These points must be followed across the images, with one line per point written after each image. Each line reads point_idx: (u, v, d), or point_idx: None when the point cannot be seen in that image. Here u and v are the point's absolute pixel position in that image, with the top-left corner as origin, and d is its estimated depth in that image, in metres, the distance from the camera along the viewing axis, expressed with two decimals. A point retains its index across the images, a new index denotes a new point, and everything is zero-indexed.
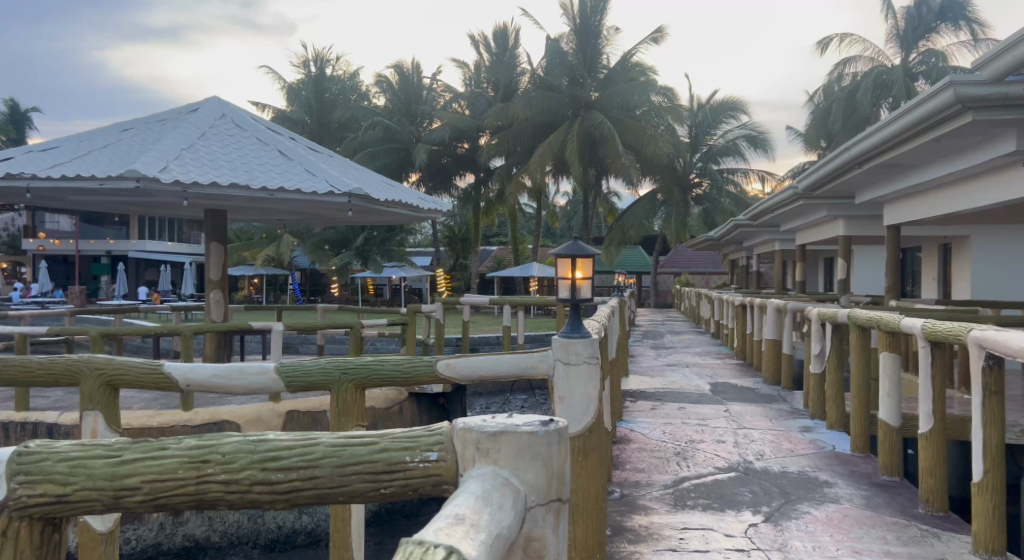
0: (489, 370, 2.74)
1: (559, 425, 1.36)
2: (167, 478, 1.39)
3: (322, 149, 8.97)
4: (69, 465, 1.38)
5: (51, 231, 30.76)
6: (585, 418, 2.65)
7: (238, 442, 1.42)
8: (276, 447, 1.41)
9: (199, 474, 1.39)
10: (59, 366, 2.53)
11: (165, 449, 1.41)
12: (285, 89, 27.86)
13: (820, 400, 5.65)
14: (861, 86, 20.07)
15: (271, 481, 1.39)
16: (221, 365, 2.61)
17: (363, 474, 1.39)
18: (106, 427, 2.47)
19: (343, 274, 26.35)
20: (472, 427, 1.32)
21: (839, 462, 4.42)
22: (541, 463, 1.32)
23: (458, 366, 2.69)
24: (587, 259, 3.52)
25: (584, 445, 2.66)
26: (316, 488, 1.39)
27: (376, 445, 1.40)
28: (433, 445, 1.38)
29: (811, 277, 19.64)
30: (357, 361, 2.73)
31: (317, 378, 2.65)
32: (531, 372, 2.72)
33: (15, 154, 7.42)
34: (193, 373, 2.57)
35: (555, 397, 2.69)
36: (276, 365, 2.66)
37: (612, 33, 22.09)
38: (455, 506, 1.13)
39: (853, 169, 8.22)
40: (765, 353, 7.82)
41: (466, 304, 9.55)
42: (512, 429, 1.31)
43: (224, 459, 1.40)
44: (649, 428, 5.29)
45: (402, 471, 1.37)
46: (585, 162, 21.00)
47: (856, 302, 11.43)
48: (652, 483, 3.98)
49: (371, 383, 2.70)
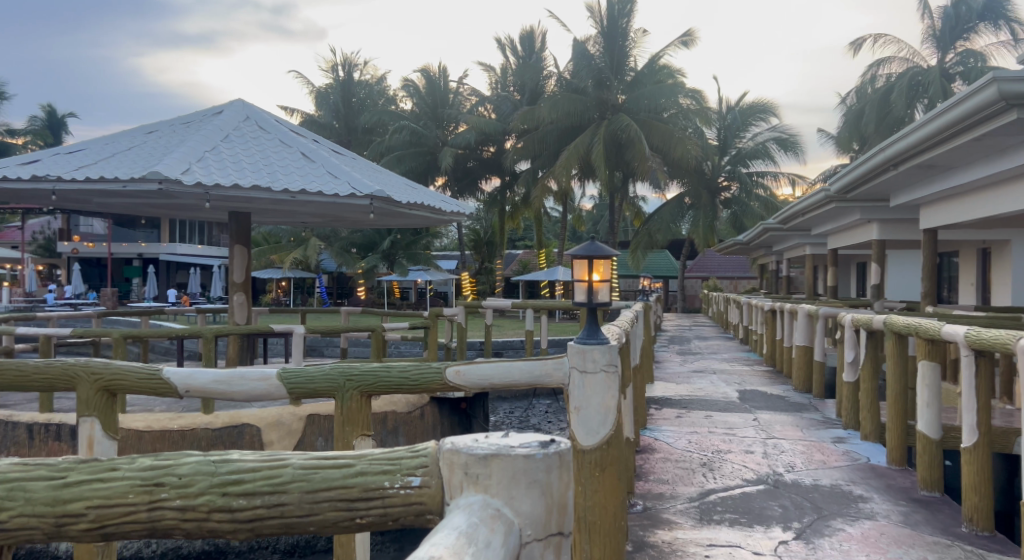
0: (501, 377, 2.57)
1: (558, 448, 1.27)
2: (115, 503, 1.33)
3: (345, 151, 8.95)
4: (7, 488, 1.34)
5: (85, 234, 31.25)
6: (602, 429, 2.53)
7: (196, 463, 1.36)
8: (239, 470, 1.33)
9: (150, 499, 1.33)
10: (55, 370, 2.46)
11: (116, 471, 1.36)
12: (314, 93, 28.06)
13: (854, 409, 5.45)
14: (897, 87, 19.65)
15: (232, 508, 1.32)
16: (222, 370, 2.49)
17: (337, 501, 1.30)
18: (103, 433, 2.36)
19: (369, 277, 26.38)
20: (460, 449, 1.22)
21: (874, 475, 4.22)
22: (538, 492, 1.23)
23: (467, 373, 2.56)
24: (606, 260, 3.38)
25: (603, 458, 2.54)
26: (283, 517, 1.31)
27: (351, 468, 1.32)
28: (417, 470, 1.29)
29: (844, 282, 19.27)
30: (362, 368, 2.64)
31: (321, 385, 2.57)
32: (545, 381, 2.57)
33: (41, 155, 7.48)
34: (192, 378, 2.47)
35: (571, 407, 2.56)
36: (278, 371, 2.55)
37: (640, 35, 21.94)
38: (433, 545, 1.01)
39: (889, 169, 7.92)
40: (795, 359, 7.63)
41: (489, 308, 9.39)
42: (506, 452, 1.21)
43: (180, 482, 1.33)
44: (674, 437, 5.13)
45: (381, 499, 1.29)
46: (611, 165, 20.80)
47: (891, 307, 11.08)
48: (677, 495, 3.82)
49: (377, 390, 2.61)
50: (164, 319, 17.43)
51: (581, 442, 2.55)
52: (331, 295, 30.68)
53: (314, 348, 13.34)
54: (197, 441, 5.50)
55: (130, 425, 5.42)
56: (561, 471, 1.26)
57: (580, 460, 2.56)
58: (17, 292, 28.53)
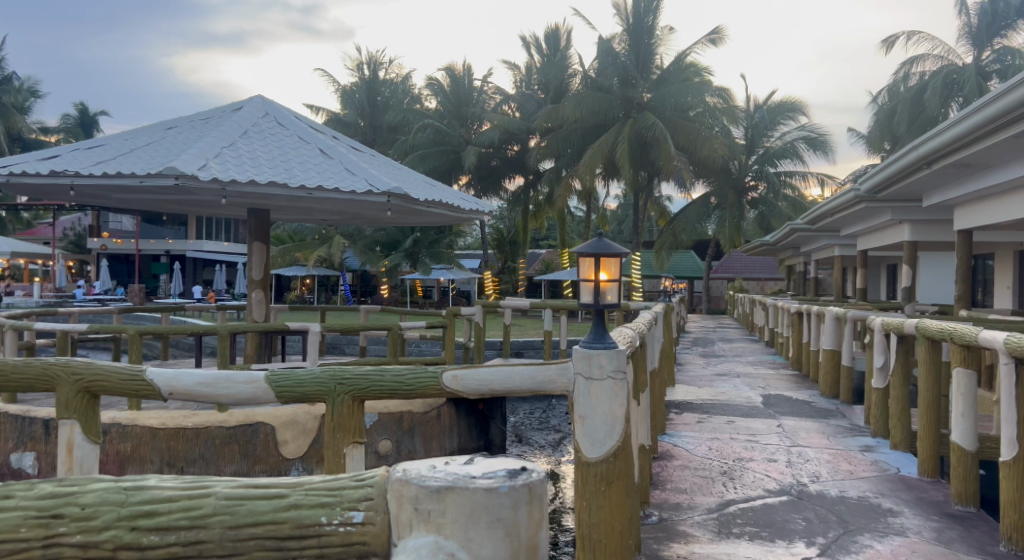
0: (501, 383, 2.60)
1: (524, 481, 1.53)
2: (7, 535, 1.45)
3: (365, 148, 8.87)
4: None
5: (114, 231, 31.61)
6: (608, 440, 2.59)
7: (103, 493, 1.50)
8: (151, 501, 1.48)
9: (43, 533, 1.46)
10: (33, 370, 2.48)
11: (10, 498, 1.48)
12: (339, 91, 28.12)
13: (884, 416, 5.21)
14: (930, 86, 19.14)
15: (141, 544, 1.46)
16: (208, 374, 2.59)
17: (263, 539, 1.46)
18: (83, 439, 2.46)
19: (392, 276, 26.34)
20: (411, 484, 1.46)
21: (904, 488, 4.00)
22: (500, 534, 1.49)
23: (465, 379, 2.57)
24: (614, 259, 3.23)
25: (609, 470, 2.60)
26: (202, 553, 1.46)
27: (284, 500, 1.48)
28: (359, 505, 1.48)
29: (873, 285, 18.84)
30: (350, 372, 2.65)
31: (310, 389, 2.59)
32: (549, 386, 2.62)
33: (61, 151, 7.48)
34: (177, 382, 2.55)
35: (576, 417, 2.63)
36: (265, 375, 2.61)
37: (667, 32, 21.70)
38: None
39: (921, 169, 7.65)
40: (823, 363, 7.40)
41: (508, 307, 9.24)
42: (464, 486, 1.47)
43: (81, 513, 1.47)
44: (693, 443, 4.94)
45: (315, 535, 1.46)
46: (635, 164, 20.51)
47: (922, 311, 10.77)
48: (694, 506, 3.66)
49: (367, 395, 2.63)
50: (188, 317, 17.53)
51: (588, 455, 2.62)
52: (355, 293, 30.73)
53: (334, 346, 13.29)
54: (211, 439, 5.45)
55: (144, 421, 5.39)
56: (529, 505, 1.54)
57: (587, 472, 2.63)
58: (49, 288, 29.03)
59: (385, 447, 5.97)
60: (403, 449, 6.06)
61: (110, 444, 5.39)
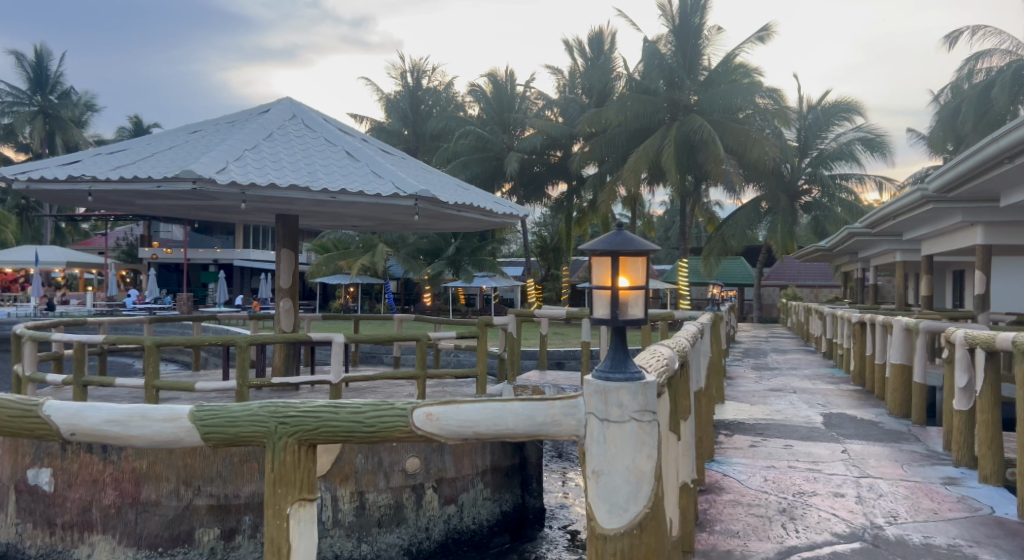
0: (487, 426, 2.35)
1: None
2: None
3: (396, 150, 8.48)
4: None
5: (165, 241, 32.12)
6: (631, 505, 2.27)
7: None
8: None
9: None
10: None
11: None
12: (384, 100, 28.10)
13: (968, 443, 4.54)
14: (998, 83, 17.83)
15: None
16: (113, 412, 2.46)
17: None
18: None
19: (435, 284, 25.99)
20: None
21: (1004, 534, 3.35)
22: None
23: (439, 419, 2.34)
24: (637, 258, 2.70)
25: (632, 546, 2.27)
26: None
27: None
28: None
29: (938, 292, 17.83)
30: (296, 410, 2.39)
31: (244, 430, 2.39)
32: (552, 429, 2.34)
33: (82, 155, 7.26)
34: (80, 419, 2.50)
35: (589, 472, 2.31)
36: (190, 412, 2.43)
37: (714, 33, 20.97)
38: None
39: (1003, 162, 6.83)
40: (890, 379, 6.67)
41: (543, 316, 8.69)
42: None
43: None
44: (746, 473, 4.36)
45: None
46: (683, 168, 19.84)
47: (997, 320, 9.87)
48: (750, 555, 3.10)
49: (320, 438, 2.36)
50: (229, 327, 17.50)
51: (605, 525, 2.29)
52: (399, 301, 30.59)
53: (371, 356, 13.00)
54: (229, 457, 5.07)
55: None
56: None
57: (606, 545, 2.29)
58: (101, 297, 29.51)
59: (413, 464, 5.50)
60: (431, 467, 5.59)
61: (125, 461, 5.09)
